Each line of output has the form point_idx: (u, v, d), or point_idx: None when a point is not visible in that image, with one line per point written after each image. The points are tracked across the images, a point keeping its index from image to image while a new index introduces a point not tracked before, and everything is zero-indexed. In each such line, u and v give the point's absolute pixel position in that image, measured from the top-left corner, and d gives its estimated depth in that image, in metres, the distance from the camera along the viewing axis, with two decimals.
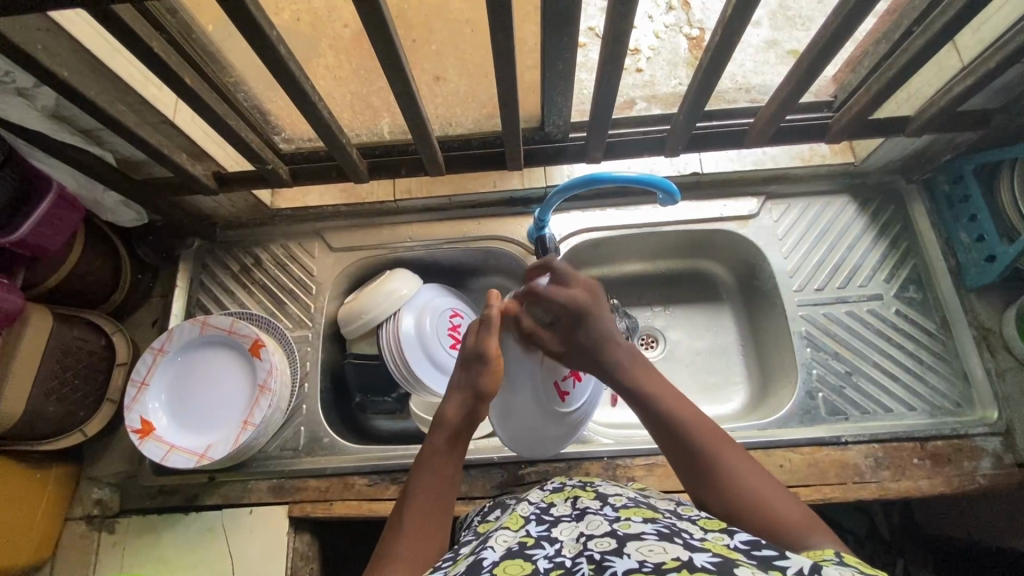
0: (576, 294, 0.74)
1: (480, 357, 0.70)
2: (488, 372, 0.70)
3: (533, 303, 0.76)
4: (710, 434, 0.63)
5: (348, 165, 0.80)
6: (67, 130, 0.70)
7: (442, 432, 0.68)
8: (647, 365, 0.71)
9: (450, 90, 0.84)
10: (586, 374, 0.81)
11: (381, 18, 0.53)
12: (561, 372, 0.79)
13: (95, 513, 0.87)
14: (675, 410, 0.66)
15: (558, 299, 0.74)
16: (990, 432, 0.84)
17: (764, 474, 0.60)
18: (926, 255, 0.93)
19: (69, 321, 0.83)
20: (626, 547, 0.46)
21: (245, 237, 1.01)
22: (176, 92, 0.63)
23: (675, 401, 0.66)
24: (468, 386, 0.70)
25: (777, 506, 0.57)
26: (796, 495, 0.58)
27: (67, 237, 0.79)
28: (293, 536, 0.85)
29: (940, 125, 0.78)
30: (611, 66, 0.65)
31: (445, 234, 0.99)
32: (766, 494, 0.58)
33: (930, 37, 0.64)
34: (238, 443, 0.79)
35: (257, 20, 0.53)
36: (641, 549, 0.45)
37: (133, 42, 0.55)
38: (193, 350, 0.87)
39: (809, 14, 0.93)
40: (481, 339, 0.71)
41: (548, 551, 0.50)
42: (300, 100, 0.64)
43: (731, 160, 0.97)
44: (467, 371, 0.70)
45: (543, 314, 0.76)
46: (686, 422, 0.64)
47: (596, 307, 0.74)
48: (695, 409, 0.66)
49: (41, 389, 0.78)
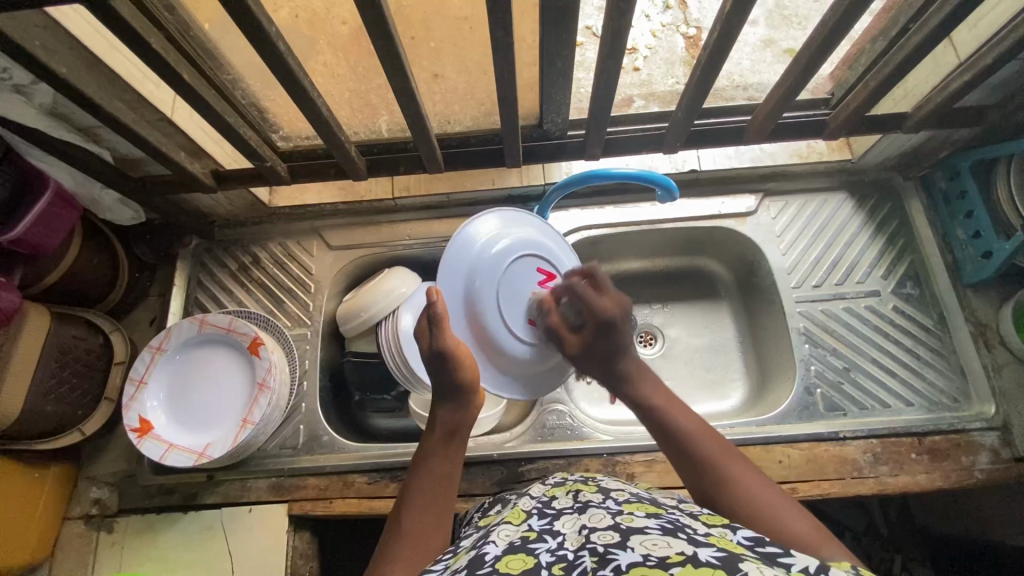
0: (608, 304, 0.75)
1: (446, 358, 0.69)
2: (455, 364, 0.69)
3: (566, 301, 0.78)
4: (715, 445, 0.64)
5: (348, 163, 0.80)
6: (64, 128, 0.70)
7: (436, 432, 0.69)
8: (658, 382, 0.73)
9: (449, 87, 0.84)
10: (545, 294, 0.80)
11: (382, 15, 0.53)
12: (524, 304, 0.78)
13: (93, 513, 0.87)
14: (689, 425, 0.66)
15: (592, 303, 0.75)
16: (988, 427, 0.84)
17: (770, 487, 0.59)
18: (923, 252, 0.94)
19: (66, 320, 0.83)
20: (629, 540, 0.46)
21: (243, 235, 1.00)
22: (175, 89, 0.62)
23: (679, 413, 0.68)
24: (445, 389, 0.70)
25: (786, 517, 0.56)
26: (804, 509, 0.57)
27: (64, 235, 0.79)
28: (293, 534, 0.85)
29: (936, 122, 0.79)
30: (610, 63, 0.65)
31: (443, 232, 0.99)
32: (772, 506, 0.57)
33: (927, 34, 0.65)
34: (237, 442, 0.79)
35: (256, 17, 0.53)
36: (645, 543, 0.45)
37: (131, 39, 0.55)
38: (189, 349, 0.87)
39: (806, 13, 0.96)
40: (435, 337, 0.70)
41: (551, 544, 0.50)
42: (300, 97, 0.64)
43: (729, 157, 0.97)
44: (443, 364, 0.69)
45: (571, 314, 0.78)
46: (693, 432, 0.65)
47: (624, 321, 0.75)
48: (699, 420, 0.67)
49: (39, 388, 0.78)
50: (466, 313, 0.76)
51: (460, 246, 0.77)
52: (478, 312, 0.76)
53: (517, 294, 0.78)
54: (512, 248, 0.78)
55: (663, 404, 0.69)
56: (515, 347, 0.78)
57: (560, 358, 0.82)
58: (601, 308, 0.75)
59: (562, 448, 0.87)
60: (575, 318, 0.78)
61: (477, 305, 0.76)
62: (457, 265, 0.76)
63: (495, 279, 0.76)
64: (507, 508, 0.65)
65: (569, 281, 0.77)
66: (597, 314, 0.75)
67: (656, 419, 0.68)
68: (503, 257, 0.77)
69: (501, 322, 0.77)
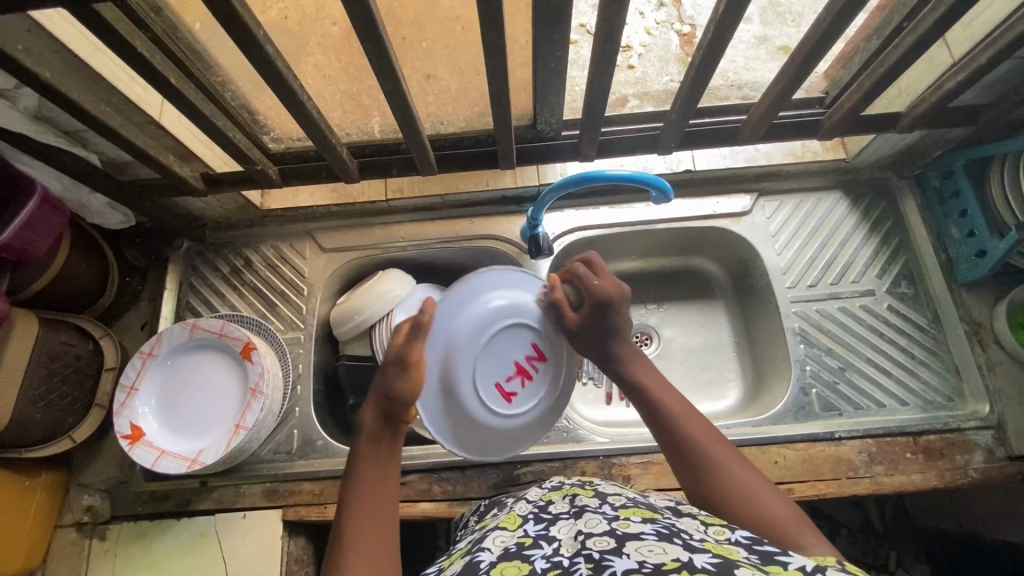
0: (606, 284, 0.72)
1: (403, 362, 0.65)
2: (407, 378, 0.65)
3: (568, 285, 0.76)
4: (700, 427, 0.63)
5: (339, 165, 0.79)
6: (51, 132, 0.68)
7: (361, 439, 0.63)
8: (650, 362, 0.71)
9: (441, 88, 0.84)
10: (532, 374, 0.75)
11: (370, 16, 0.52)
12: (505, 371, 0.73)
13: (85, 520, 0.86)
14: (670, 404, 0.65)
15: (588, 283, 0.72)
16: (982, 426, 0.84)
17: (751, 470, 0.59)
18: (918, 252, 0.94)
19: (55, 327, 0.82)
20: (625, 546, 0.46)
21: (234, 238, 0.99)
22: (161, 92, 0.61)
23: (665, 390, 0.66)
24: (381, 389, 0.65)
25: (767, 504, 0.56)
26: (788, 498, 0.57)
27: (52, 240, 0.78)
28: (288, 540, 0.84)
29: (930, 122, 0.79)
30: (604, 64, 0.64)
31: (437, 233, 0.98)
32: (743, 495, 0.57)
33: (921, 34, 0.64)
34: (230, 449, 0.78)
35: (242, 19, 0.51)
36: (641, 549, 0.45)
37: (115, 43, 0.54)
38: (172, 350, 0.85)
39: (799, 10, 0.96)
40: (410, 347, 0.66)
41: (546, 550, 0.49)
42: (290, 100, 0.63)
43: (724, 157, 0.96)
44: (400, 369, 0.65)
45: (573, 295, 0.75)
46: (675, 412, 0.64)
47: (623, 304, 0.72)
48: (681, 397, 0.66)
49: (27, 396, 0.77)
50: (451, 367, 0.70)
51: (462, 304, 0.71)
52: (455, 363, 0.70)
53: (504, 362, 0.73)
54: (511, 316, 0.73)
55: (650, 382, 0.67)
56: (480, 411, 0.72)
57: (500, 433, 0.75)
58: (599, 289, 0.71)
59: (558, 450, 0.86)
60: (577, 298, 0.75)
61: (452, 359, 0.70)
62: (444, 331, 0.70)
63: (482, 342, 0.71)
64: (504, 512, 0.64)
65: (570, 263, 0.74)
66: (592, 295, 0.71)
67: (641, 394, 0.67)
68: (501, 322, 0.72)
69: (473, 381, 0.71)
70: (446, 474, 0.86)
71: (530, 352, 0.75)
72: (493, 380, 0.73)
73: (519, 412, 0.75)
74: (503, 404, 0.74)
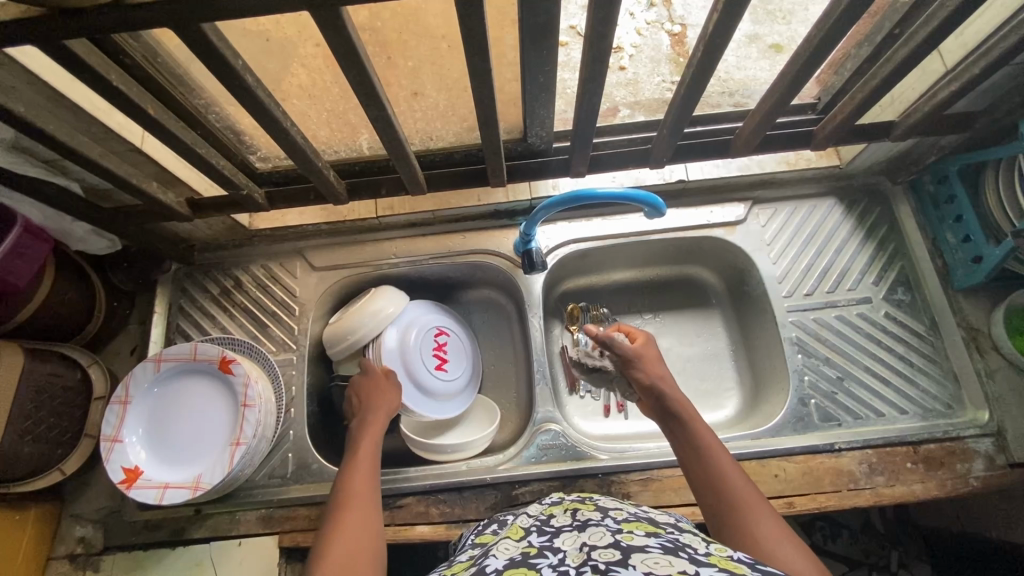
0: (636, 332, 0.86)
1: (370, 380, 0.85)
2: (374, 391, 0.84)
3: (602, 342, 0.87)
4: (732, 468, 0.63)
5: (325, 187, 0.77)
6: (30, 162, 0.67)
7: (358, 425, 0.79)
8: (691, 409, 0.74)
9: (429, 105, 0.83)
10: (443, 348, 0.96)
11: (352, 47, 0.51)
12: (428, 350, 0.93)
13: (78, 551, 0.85)
14: (709, 443, 0.66)
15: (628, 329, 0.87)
16: (981, 434, 0.84)
17: (772, 513, 0.58)
18: (914, 258, 0.93)
19: (42, 357, 0.80)
20: (630, 558, 0.45)
21: (223, 259, 0.98)
22: (139, 122, 0.60)
23: (705, 428, 0.69)
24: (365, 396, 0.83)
25: (775, 542, 0.54)
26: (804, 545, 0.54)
27: (36, 271, 0.77)
28: (284, 567, 0.83)
29: (925, 131, 0.78)
30: (593, 84, 0.64)
31: (431, 250, 0.97)
32: (772, 537, 0.55)
33: (914, 46, 0.63)
34: (204, 486, 0.77)
35: (219, 52, 0.50)
36: (646, 561, 0.44)
37: (88, 76, 0.52)
38: (154, 390, 0.83)
39: (790, 7, 0.94)
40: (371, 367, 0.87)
41: (552, 559, 0.48)
42: (271, 127, 0.62)
43: (716, 167, 0.95)
44: (366, 378, 0.86)
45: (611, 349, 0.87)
46: (713, 452, 0.65)
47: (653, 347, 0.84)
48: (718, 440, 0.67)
49: (15, 430, 0.75)
50: (405, 371, 0.90)
51: (392, 352, 0.91)
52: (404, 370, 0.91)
53: (425, 346, 0.93)
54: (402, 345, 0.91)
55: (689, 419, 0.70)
56: (431, 389, 0.92)
57: (457, 408, 0.95)
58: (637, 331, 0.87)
59: (557, 469, 0.85)
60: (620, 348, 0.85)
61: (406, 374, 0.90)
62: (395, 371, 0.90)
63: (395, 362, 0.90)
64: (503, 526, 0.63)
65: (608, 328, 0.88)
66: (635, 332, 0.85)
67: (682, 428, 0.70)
68: (398, 343, 0.91)
69: (419, 371, 0.91)
70: (443, 495, 0.85)
71: (436, 330, 0.96)
72: (425, 361, 0.92)
73: (464, 382, 0.97)
74: (442, 378, 0.94)
